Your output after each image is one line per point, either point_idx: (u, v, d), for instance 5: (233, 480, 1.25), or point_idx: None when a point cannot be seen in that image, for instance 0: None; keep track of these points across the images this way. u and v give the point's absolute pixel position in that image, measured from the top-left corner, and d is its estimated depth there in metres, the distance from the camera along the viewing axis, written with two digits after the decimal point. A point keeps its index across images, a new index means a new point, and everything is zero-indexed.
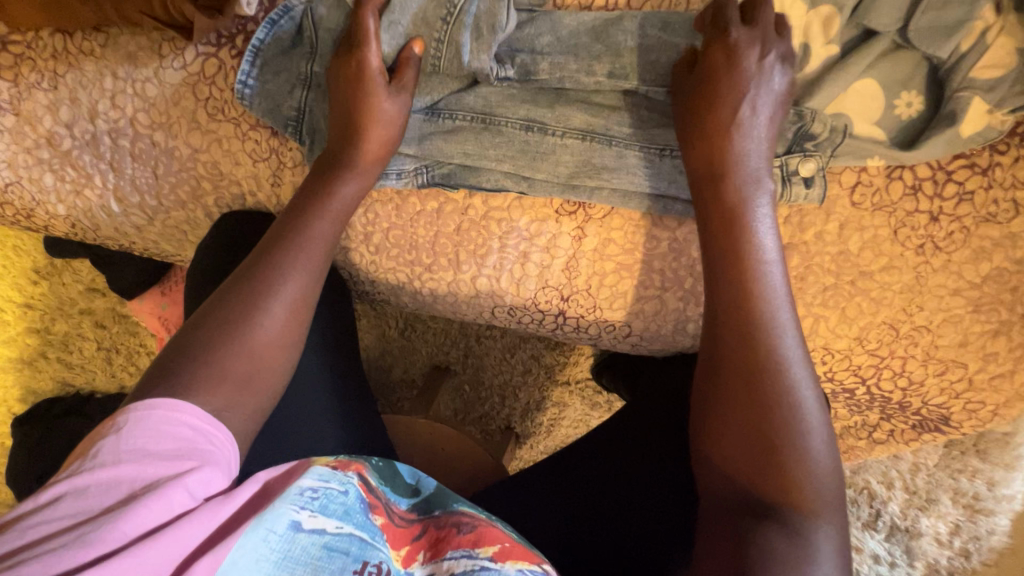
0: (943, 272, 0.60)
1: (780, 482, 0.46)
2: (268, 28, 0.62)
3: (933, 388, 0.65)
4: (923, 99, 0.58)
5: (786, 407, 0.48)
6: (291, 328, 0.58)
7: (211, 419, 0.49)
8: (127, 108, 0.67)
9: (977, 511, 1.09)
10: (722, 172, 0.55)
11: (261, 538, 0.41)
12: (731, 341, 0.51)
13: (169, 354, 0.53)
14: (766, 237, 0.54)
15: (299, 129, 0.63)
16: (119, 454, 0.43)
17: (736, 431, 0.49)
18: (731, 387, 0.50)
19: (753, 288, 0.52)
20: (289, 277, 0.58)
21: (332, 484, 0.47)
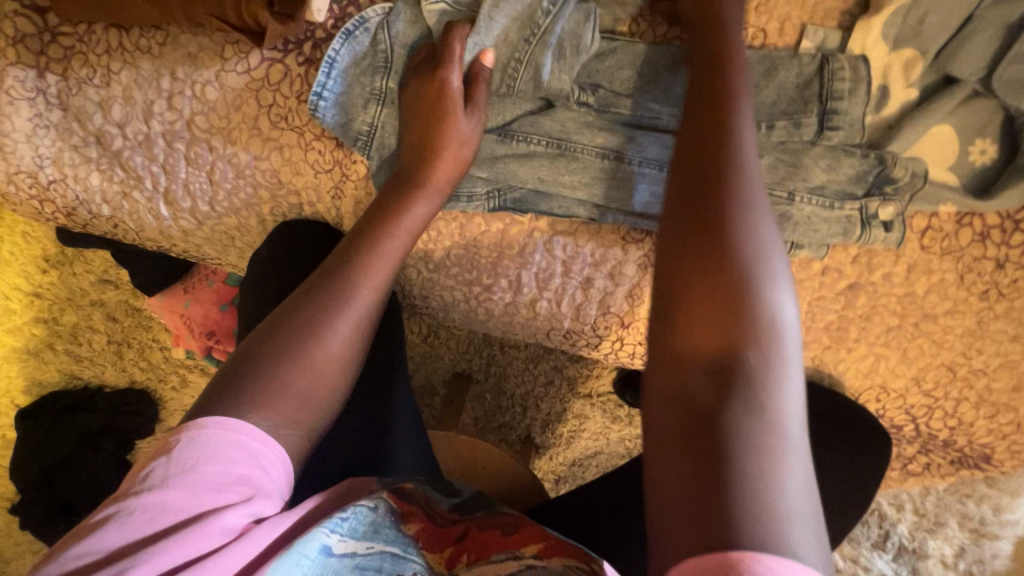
0: (1005, 319, 0.61)
1: (718, 369, 0.36)
2: (344, 38, 0.60)
3: (982, 429, 0.67)
4: (997, 146, 0.59)
5: (726, 319, 0.37)
6: (353, 347, 0.55)
7: (263, 437, 0.46)
8: (185, 110, 0.65)
9: (982, 536, 1.13)
10: (724, 64, 0.49)
11: (297, 563, 0.42)
12: (696, 189, 0.42)
13: (230, 370, 0.50)
14: (747, 133, 0.45)
15: (370, 143, 0.62)
16: (167, 478, 0.41)
17: (700, 311, 0.38)
18: (703, 300, 0.38)
19: (732, 180, 0.42)
20: (357, 291, 0.55)
21: (359, 503, 0.49)
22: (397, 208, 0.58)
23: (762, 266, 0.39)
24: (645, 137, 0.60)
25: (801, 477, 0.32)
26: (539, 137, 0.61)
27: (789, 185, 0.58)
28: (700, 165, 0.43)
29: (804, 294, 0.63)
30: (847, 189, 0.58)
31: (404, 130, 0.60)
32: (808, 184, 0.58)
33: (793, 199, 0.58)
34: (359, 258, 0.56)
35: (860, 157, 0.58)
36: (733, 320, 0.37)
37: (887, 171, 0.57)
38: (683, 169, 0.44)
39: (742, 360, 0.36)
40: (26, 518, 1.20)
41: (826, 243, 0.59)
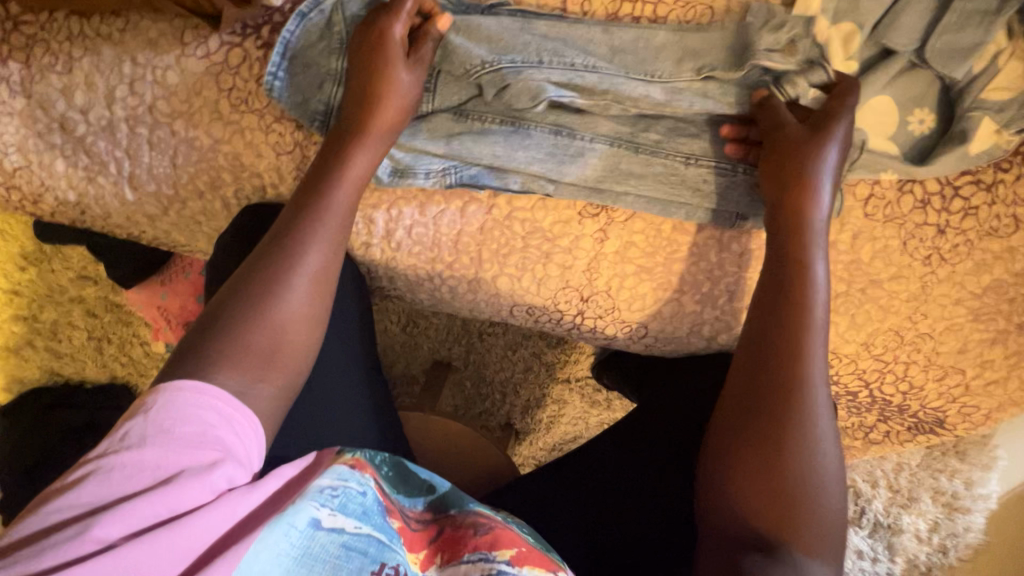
0: (947, 283, 0.63)
1: (780, 519, 0.48)
2: (299, 20, 0.62)
3: (932, 393, 0.69)
4: (934, 117, 0.61)
5: (808, 420, 0.51)
6: (315, 302, 0.57)
7: (236, 405, 0.48)
8: (146, 95, 0.66)
9: (954, 509, 1.16)
10: (799, 238, 0.55)
11: (284, 533, 0.44)
12: (767, 394, 0.52)
13: (198, 329, 0.53)
14: (818, 269, 0.55)
15: (327, 123, 0.63)
16: (144, 438, 0.44)
17: (752, 465, 0.50)
18: (754, 426, 0.52)
19: (798, 365, 0.52)
20: (309, 247, 0.57)
21: (350, 483, 0.50)
22: (336, 161, 0.59)
23: (816, 409, 0.51)
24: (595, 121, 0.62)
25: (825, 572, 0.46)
26: (492, 116, 0.63)
27: (734, 157, 0.61)
28: (776, 305, 0.54)
29: (755, 263, 0.64)
30: None
31: (349, 97, 0.61)
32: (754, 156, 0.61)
33: (737, 169, 0.61)
34: (309, 217, 0.58)
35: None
36: (801, 427, 0.50)
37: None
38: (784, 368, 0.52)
39: (801, 475, 0.49)
40: (9, 515, 1.21)
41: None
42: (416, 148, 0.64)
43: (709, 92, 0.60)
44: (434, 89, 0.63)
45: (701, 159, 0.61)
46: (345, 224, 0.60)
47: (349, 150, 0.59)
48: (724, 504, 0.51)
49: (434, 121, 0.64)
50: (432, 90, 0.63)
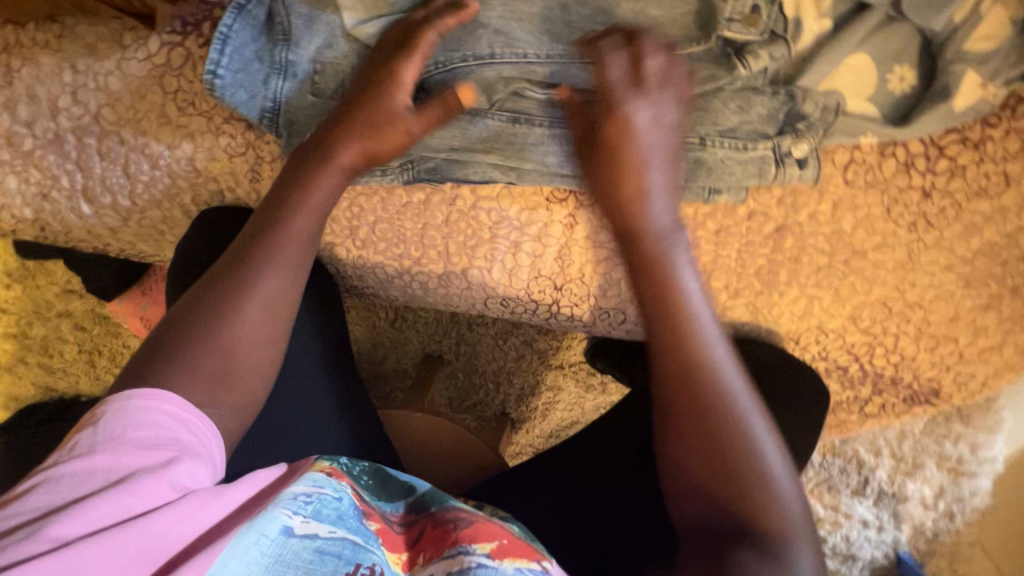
0: (935, 249, 0.60)
1: (737, 492, 0.45)
2: (236, 13, 0.59)
3: (925, 362, 0.66)
4: (916, 73, 0.57)
5: (730, 402, 0.47)
6: (272, 323, 0.53)
7: (192, 406, 0.46)
8: (90, 103, 0.63)
9: (959, 474, 1.14)
10: (637, 194, 0.51)
11: (253, 542, 0.39)
12: (671, 364, 0.48)
13: (149, 350, 0.49)
14: (682, 252, 0.51)
15: (275, 120, 0.61)
16: (94, 444, 0.40)
17: (695, 440, 0.46)
18: (681, 402, 0.47)
19: (687, 325, 0.48)
20: (270, 268, 0.53)
21: (325, 489, 0.46)
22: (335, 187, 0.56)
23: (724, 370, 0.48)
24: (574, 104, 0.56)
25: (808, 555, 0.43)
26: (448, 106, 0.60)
27: (701, 130, 0.57)
28: (652, 283, 0.50)
29: (732, 241, 0.61)
30: (762, 129, 0.57)
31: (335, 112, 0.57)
32: (721, 127, 0.57)
33: (704, 143, 0.57)
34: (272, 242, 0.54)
35: (773, 95, 0.56)
36: (721, 394, 0.46)
37: (795, 106, 0.56)
38: (654, 333, 0.49)
39: (743, 441, 0.45)
40: None
41: (741, 185, 0.58)
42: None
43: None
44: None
45: None
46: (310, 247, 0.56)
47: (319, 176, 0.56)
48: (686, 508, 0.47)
49: None
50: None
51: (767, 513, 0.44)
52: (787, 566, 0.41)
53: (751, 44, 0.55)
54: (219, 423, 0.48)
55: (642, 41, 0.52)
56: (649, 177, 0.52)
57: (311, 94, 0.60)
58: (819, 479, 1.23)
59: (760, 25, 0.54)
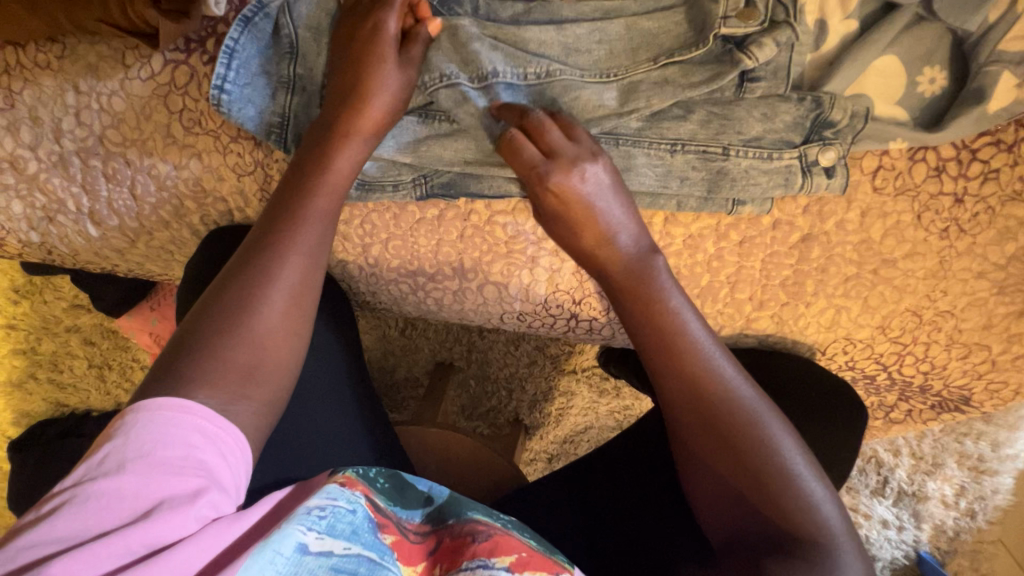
0: (968, 256, 0.58)
1: (763, 494, 0.46)
2: (242, 27, 0.57)
3: (956, 370, 0.64)
4: (946, 75, 0.55)
5: (742, 420, 0.48)
6: (295, 314, 0.53)
7: (221, 424, 0.44)
8: (94, 124, 0.62)
9: (981, 473, 1.17)
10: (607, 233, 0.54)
11: (268, 561, 0.38)
12: (669, 379, 0.50)
13: (173, 352, 0.48)
14: (671, 286, 0.53)
15: (284, 135, 0.59)
16: (123, 463, 0.39)
17: (712, 449, 0.48)
18: (691, 412, 0.49)
19: (673, 342, 0.51)
20: (286, 255, 0.53)
21: (338, 502, 0.44)
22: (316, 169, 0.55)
23: (723, 376, 0.49)
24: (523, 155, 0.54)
25: (847, 549, 0.44)
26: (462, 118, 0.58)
27: (723, 139, 0.55)
28: (634, 311, 0.53)
29: (756, 251, 0.59)
30: (786, 137, 0.55)
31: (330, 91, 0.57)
32: (744, 136, 0.55)
33: (726, 153, 0.55)
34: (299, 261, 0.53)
35: (797, 103, 0.54)
36: (723, 399, 0.49)
37: (823, 112, 0.54)
38: (645, 355, 0.52)
39: (756, 442, 0.47)
40: None
41: (766, 195, 0.56)
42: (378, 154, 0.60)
43: (672, 72, 0.55)
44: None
45: (688, 144, 0.56)
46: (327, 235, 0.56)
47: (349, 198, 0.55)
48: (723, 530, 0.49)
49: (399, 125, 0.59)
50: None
51: (802, 517, 0.44)
52: (824, 564, 0.42)
53: (751, 36, 0.53)
54: (249, 427, 0.47)
55: (563, 115, 0.55)
56: (611, 215, 0.54)
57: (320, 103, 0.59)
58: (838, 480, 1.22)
59: (758, 16, 0.52)
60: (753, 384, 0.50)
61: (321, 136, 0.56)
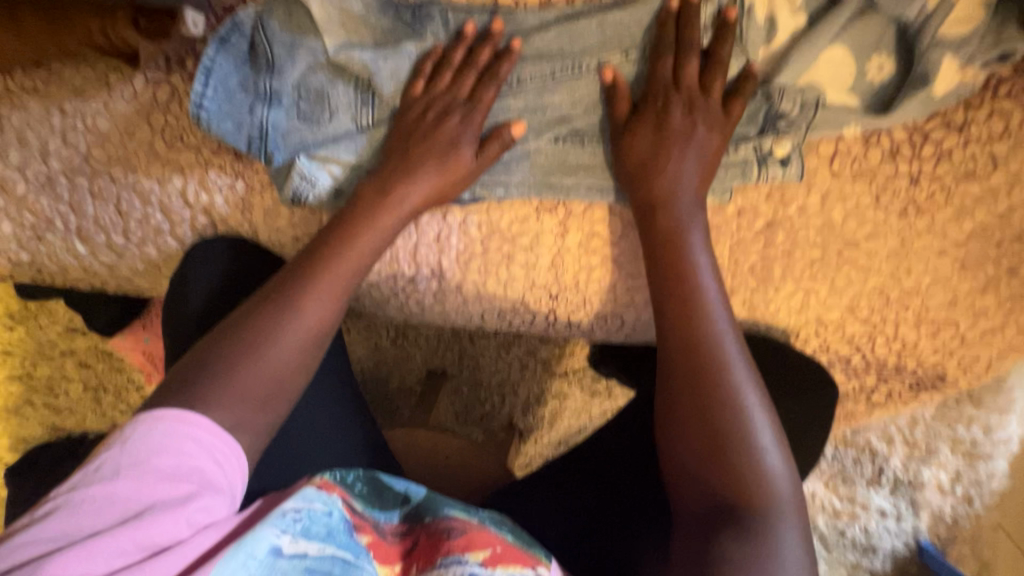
0: (928, 234, 0.60)
1: (727, 474, 0.48)
2: (219, 45, 0.59)
3: (927, 348, 0.65)
4: (894, 61, 0.57)
5: (729, 398, 0.51)
6: (308, 352, 0.56)
7: (219, 432, 0.48)
8: (80, 144, 0.64)
9: (976, 458, 1.13)
10: (652, 169, 0.57)
11: (241, 563, 0.41)
12: (674, 336, 0.55)
13: (189, 369, 0.51)
14: (699, 247, 0.56)
15: (264, 146, 0.60)
16: (119, 470, 0.42)
17: (693, 417, 0.51)
18: (685, 372, 0.53)
19: (689, 299, 0.55)
20: (312, 293, 0.56)
21: (315, 504, 0.46)
22: (364, 215, 0.59)
23: (723, 350, 0.53)
24: (620, 92, 0.58)
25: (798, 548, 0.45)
26: None
27: None
28: (658, 255, 0.57)
29: (723, 239, 0.61)
30: (739, 132, 0.59)
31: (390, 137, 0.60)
32: None
33: None
34: (323, 259, 0.57)
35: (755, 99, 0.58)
36: (716, 369, 0.52)
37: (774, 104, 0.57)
38: (659, 309, 0.56)
39: (734, 422, 0.50)
40: None
41: (726, 184, 0.59)
42: (358, 169, 0.62)
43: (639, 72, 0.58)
44: (372, 103, 0.61)
45: None
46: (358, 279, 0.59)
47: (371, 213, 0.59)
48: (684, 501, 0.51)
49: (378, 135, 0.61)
50: (370, 104, 0.61)
51: (761, 501, 0.47)
52: (769, 549, 0.44)
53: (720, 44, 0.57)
54: (247, 445, 0.50)
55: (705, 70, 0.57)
56: (674, 163, 0.56)
57: (298, 119, 0.61)
58: (833, 470, 1.24)
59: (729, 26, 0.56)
60: (751, 369, 0.53)
61: (376, 175, 0.59)
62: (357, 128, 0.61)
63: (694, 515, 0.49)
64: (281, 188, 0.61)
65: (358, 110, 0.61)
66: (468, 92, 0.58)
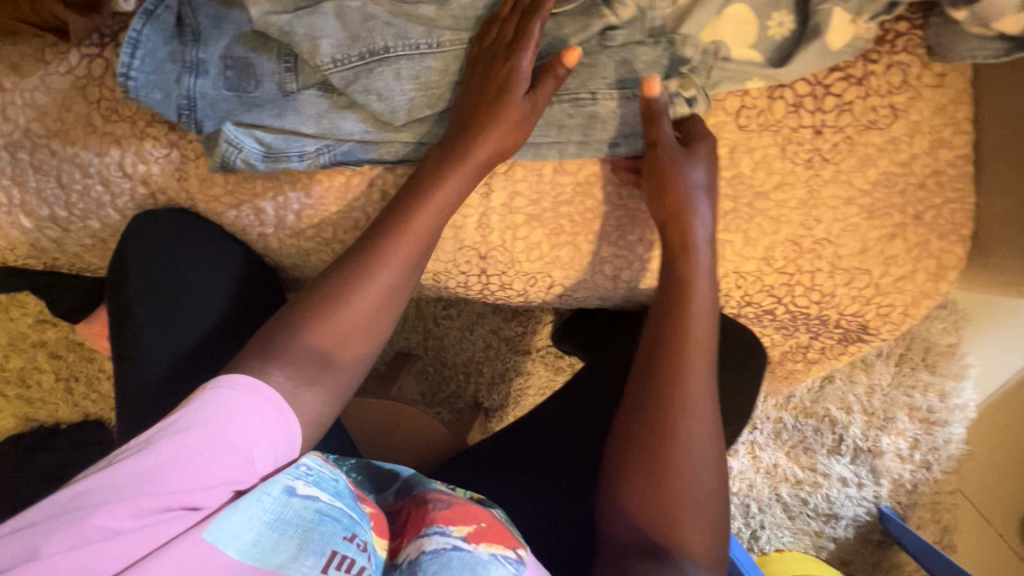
0: (834, 183, 0.62)
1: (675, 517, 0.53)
2: (144, 18, 0.61)
3: (845, 298, 0.68)
4: (793, 18, 0.60)
5: (693, 425, 0.55)
6: (380, 315, 0.58)
7: (283, 411, 0.50)
8: (19, 119, 0.66)
9: (933, 424, 1.12)
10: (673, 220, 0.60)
11: (257, 498, 0.43)
12: (660, 370, 0.57)
13: (277, 322, 0.56)
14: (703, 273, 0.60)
15: (193, 115, 0.63)
16: (190, 425, 0.45)
17: (651, 452, 0.55)
18: (661, 410, 0.56)
19: (684, 338, 0.58)
20: (386, 270, 0.58)
21: (324, 469, 0.49)
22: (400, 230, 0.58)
23: (701, 407, 0.56)
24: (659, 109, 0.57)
25: None
26: (367, 90, 0.61)
27: (591, 85, 0.60)
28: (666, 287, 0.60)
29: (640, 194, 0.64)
30: (646, 73, 0.60)
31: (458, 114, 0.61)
32: (608, 81, 0.60)
33: (595, 97, 0.60)
34: (375, 259, 0.57)
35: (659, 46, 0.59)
36: (688, 419, 0.55)
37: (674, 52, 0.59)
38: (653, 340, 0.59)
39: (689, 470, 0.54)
40: None
41: (636, 132, 0.61)
42: (284, 135, 0.63)
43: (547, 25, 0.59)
44: (295, 68, 0.63)
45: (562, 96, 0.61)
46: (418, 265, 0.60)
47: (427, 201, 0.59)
48: (617, 522, 0.55)
49: (302, 100, 0.63)
50: (293, 69, 0.63)
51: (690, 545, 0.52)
52: None
53: None
54: (311, 404, 0.52)
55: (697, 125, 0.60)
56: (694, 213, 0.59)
57: (225, 88, 0.63)
58: (793, 440, 1.15)
59: None
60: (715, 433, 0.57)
61: (414, 197, 0.59)
62: (281, 93, 0.63)
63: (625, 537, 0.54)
64: (212, 156, 0.64)
65: (281, 75, 0.63)
66: (513, 34, 0.59)
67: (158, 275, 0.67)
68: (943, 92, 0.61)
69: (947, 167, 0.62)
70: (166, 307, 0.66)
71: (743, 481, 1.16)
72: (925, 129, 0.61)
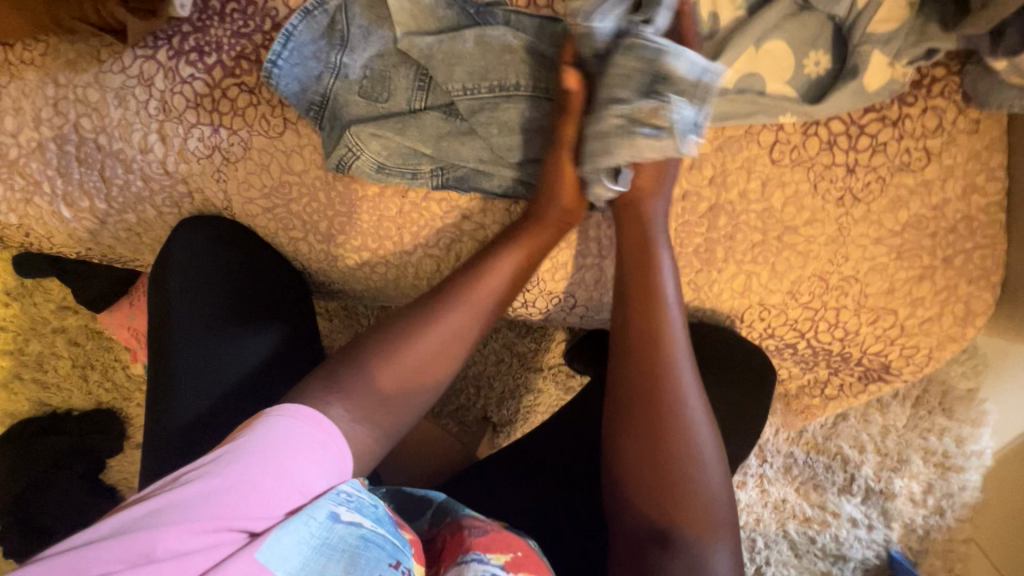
0: (864, 222, 0.63)
1: (676, 504, 0.55)
2: (302, 15, 0.64)
3: (869, 336, 0.67)
4: (830, 57, 0.61)
5: (681, 412, 0.57)
6: (443, 357, 0.59)
7: (334, 442, 0.50)
8: (70, 113, 0.69)
9: (947, 469, 1.09)
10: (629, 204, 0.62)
11: (303, 522, 0.43)
12: (638, 369, 0.59)
13: (333, 369, 0.57)
14: (668, 285, 0.61)
15: (322, 112, 0.64)
16: (246, 453, 0.46)
17: (644, 446, 0.57)
18: (642, 407, 0.57)
19: (661, 334, 0.59)
20: (450, 312, 0.59)
21: (364, 494, 0.49)
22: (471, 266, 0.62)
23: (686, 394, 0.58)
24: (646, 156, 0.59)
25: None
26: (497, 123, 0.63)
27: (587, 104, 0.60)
28: (629, 286, 0.61)
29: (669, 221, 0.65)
30: (619, 93, 0.57)
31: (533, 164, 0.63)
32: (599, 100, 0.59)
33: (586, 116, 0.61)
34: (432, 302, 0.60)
35: (640, 53, 0.55)
36: (673, 407, 0.57)
37: (658, 65, 0.54)
38: (624, 337, 0.60)
39: (683, 457, 0.56)
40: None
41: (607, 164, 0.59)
42: (382, 145, 0.64)
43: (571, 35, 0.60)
44: (427, 87, 0.64)
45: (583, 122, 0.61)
46: (500, 288, 0.62)
47: (497, 245, 0.63)
48: (629, 519, 0.57)
49: (426, 119, 0.64)
50: (425, 88, 0.64)
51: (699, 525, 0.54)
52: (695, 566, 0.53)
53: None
54: (364, 440, 0.54)
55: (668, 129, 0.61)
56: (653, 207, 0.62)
57: (359, 94, 0.64)
58: (804, 478, 1.13)
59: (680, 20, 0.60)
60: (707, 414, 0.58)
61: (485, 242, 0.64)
62: (409, 108, 0.64)
63: (635, 531, 0.56)
64: (328, 155, 0.65)
65: (414, 92, 0.64)
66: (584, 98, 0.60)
67: (185, 271, 0.70)
68: (978, 138, 0.61)
69: (979, 214, 0.62)
70: (194, 312, 0.68)
71: (748, 514, 1.14)
72: (958, 174, 0.62)
